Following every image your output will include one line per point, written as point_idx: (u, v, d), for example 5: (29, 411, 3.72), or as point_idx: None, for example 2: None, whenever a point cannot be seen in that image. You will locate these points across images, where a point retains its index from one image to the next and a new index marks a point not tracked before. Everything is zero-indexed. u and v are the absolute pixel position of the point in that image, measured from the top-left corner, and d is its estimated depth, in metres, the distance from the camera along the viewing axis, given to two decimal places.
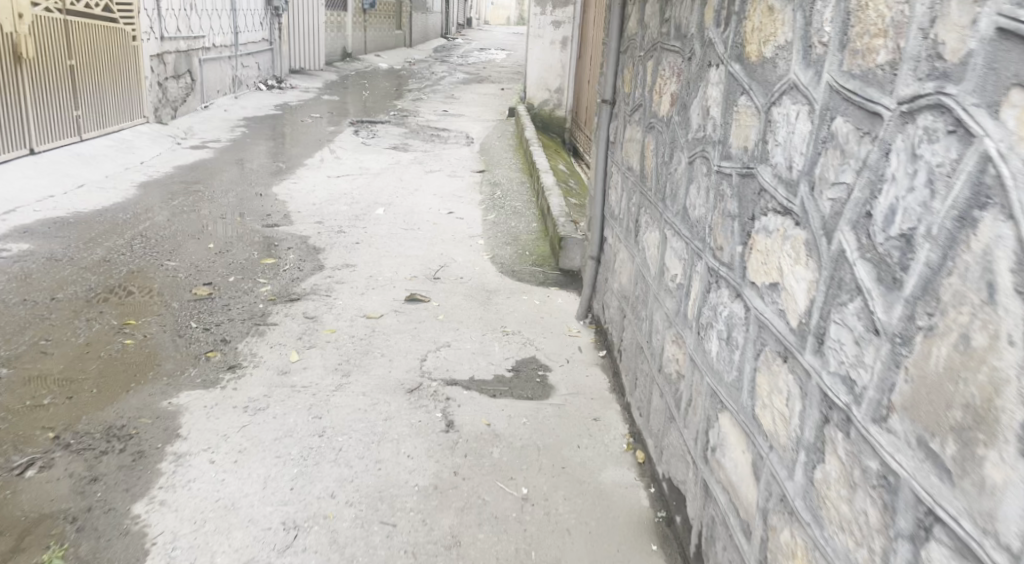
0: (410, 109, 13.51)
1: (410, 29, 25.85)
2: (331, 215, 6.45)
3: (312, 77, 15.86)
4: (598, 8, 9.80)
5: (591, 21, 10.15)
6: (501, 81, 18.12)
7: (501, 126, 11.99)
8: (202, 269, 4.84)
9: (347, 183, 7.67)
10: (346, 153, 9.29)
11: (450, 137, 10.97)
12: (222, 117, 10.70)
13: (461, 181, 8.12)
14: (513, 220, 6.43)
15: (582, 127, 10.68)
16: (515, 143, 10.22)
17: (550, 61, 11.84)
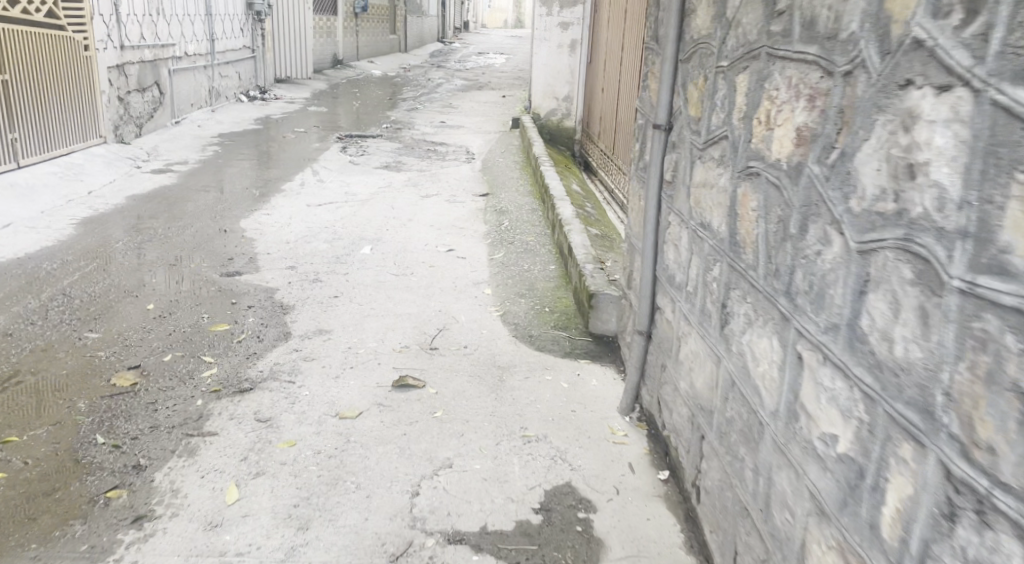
0: (404, 120, 12.46)
1: (405, 34, 24.78)
2: (307, 258, 5.40)
3: (298, 86, 14.78)
4: (612, 7, 8.81)
5: (605, 22, 9.16)
6: (502, 88, 17.12)
7: (505, 138, 10.93)
8: (131, 344, 3.79)
9: (329, 214, 6.62)
10: (332, 174, 8.25)
11: (448, 152, 9.91)
12: (196, 134, 9.67)
13: (461, 208, 7.08)
14: (526, 261, 5.38)
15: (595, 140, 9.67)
16: (522, 159, 9.19)
17: (557, 66, 10.80)
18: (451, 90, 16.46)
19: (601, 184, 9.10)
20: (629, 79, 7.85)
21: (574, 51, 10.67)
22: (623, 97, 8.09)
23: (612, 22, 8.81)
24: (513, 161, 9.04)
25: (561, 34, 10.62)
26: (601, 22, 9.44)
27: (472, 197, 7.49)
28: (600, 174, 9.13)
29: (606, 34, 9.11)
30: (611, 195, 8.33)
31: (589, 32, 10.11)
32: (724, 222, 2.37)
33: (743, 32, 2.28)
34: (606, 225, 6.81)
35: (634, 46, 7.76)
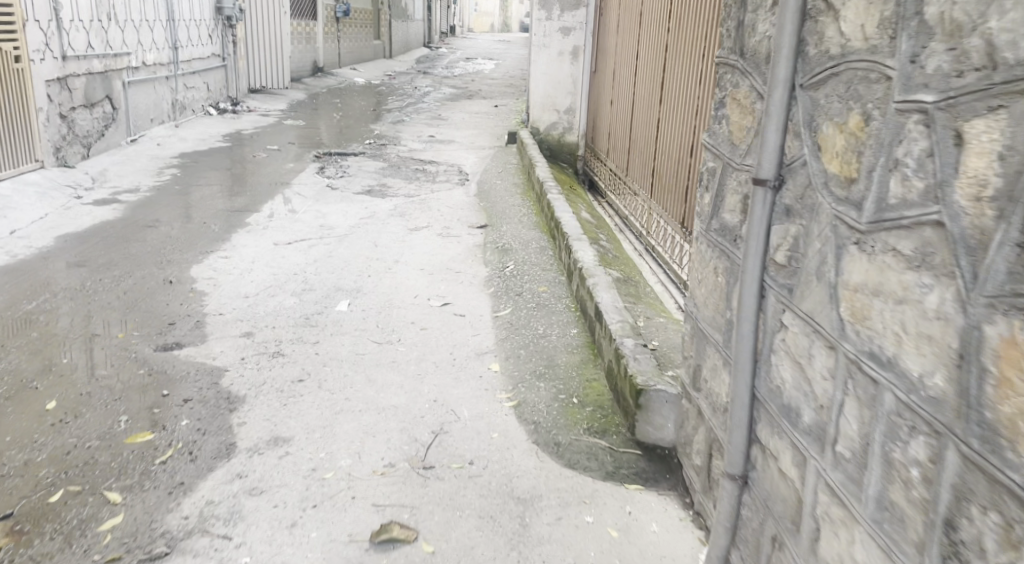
0: (390, 135, 11.45)
1: (390, 40, 23.78)
2: (268, 322, 4.36)
3: (273, 98, 13.76)
4: (625, 12, 7.87)
5: (616, 29, 8.22)
6: (493, 97, 16.16)
7: (500, 156, 9.94)
8: (9, 477, 2.76)
9: (301, 257, 5.57)
10: (308, 202, 7.24)
11: (438, 173, 8.91)
12: (154, 155, 8.66)
13: (456, 246, 6.05)
14: (540, 321, 4.38)
15: (604, 159, 8.73)
16: (522, 181, 8.20)
17: (558, 76, 9.84)
18: (439, 99, 15.45)
19: (612, 209, 8.13)
20: (648, 92, 6.90)
21: (577, 58, 9.74)
22: (640, 114, 7.14)
23: (625, 26, 7.85)
24: (514, 184, 8.06)
25: (563, 40, 9.67)
26: (612, 26, 8.49)
27: (468, 231, 6.47)
28: (612, 198, 8.17)
29: (617, 40, 8.15)
30: (627, 224, 7.36)
31: (596, 37, 9.16)
32: (942, 372, 1.39)
33: (988, 49, 1.33)
34: (625, 268, 5.83)
35: (652, 55, 6.81)
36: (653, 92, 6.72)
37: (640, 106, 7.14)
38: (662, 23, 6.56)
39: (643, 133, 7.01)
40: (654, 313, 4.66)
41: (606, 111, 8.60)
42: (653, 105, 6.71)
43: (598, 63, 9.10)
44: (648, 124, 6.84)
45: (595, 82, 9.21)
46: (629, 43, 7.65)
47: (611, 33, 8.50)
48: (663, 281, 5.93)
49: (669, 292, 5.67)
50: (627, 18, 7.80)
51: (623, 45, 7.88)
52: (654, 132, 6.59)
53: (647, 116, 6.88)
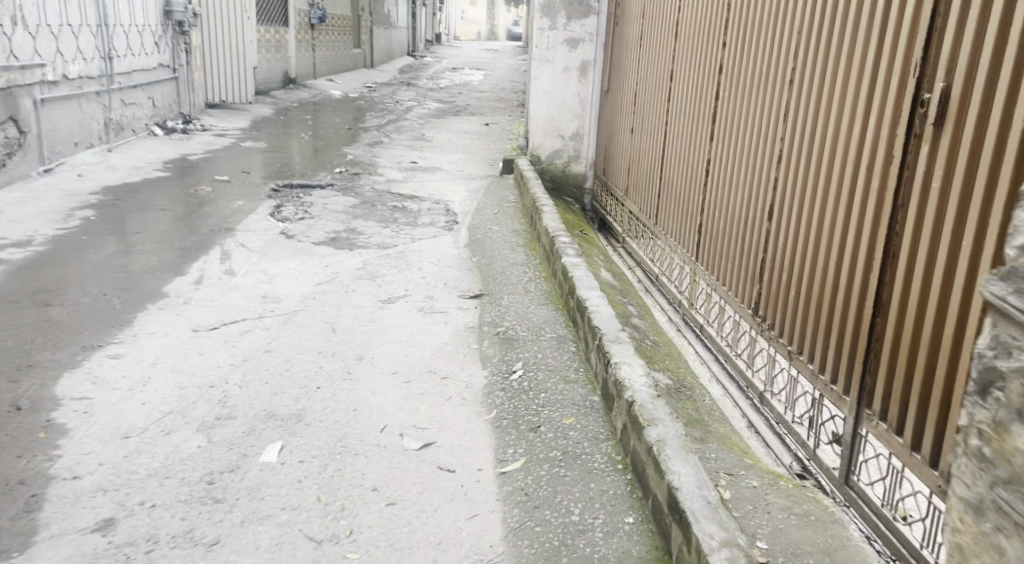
0: (365, 160, 9.97)
1: (371, 50, 22.25)
2: (148, 494, 2.82)
3: (234, 115, 12.26)
4: (655, 21, 6.33)
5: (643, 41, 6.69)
6: (484, 112, 14.72)
7: (496, 189, 8.45)
8: None
9: (224, 359, 4.02)
10: (253, 259, 5.73)
11: (420, 215, 7.42)
12: (69, 191, 7.25)
13: (441, 332, 4.52)
14: (570, 493, 2.84)
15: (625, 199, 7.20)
16: (526, 228, 6.66)
17: (564, 95, 8.44)
18: (423, 116, 13.94)
19: (638, 262, 6.59)
20: (691, 121, 5.30)
21: (589, 73, 8.36)
22: (680, 146, 5.54)
23: (657, 34, 6.26)
24: (516, 233, 6.54)
25: (568, 54, 8.30)
26: (638, 34, 6.90)
27: (458, 307, 4.95)
28: (638, 248, 6.61)
29: (646, 52, 6.56)
30: (660, 287, 5.82)
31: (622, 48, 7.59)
32: None
33: None
34: (670, 365, 4.27)
35: (697, 71, 5.20)
36: (699, 120, 5.12)
37: (680, 135, 5.54)
38: (711, 29, 4.97)
39: (682, 172, 5.42)
40: (736, 464, 3.12)
41: (630, 138, 7.02)
42: (698, 135, 5.11)
43: (622, 79, 7.52)
44: (692, 161, 5.24)
45: (618, 103, 7.65)
46: (662, 56, 6.06)
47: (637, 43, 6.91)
48: (719, 381, 4.37)
49: (731, 401, 4.12)
50: (659, 23, 6.21)
51: (654, 57, 6.31)
52: (702, 172, 4.99)
53: (691, 150, 5.27)
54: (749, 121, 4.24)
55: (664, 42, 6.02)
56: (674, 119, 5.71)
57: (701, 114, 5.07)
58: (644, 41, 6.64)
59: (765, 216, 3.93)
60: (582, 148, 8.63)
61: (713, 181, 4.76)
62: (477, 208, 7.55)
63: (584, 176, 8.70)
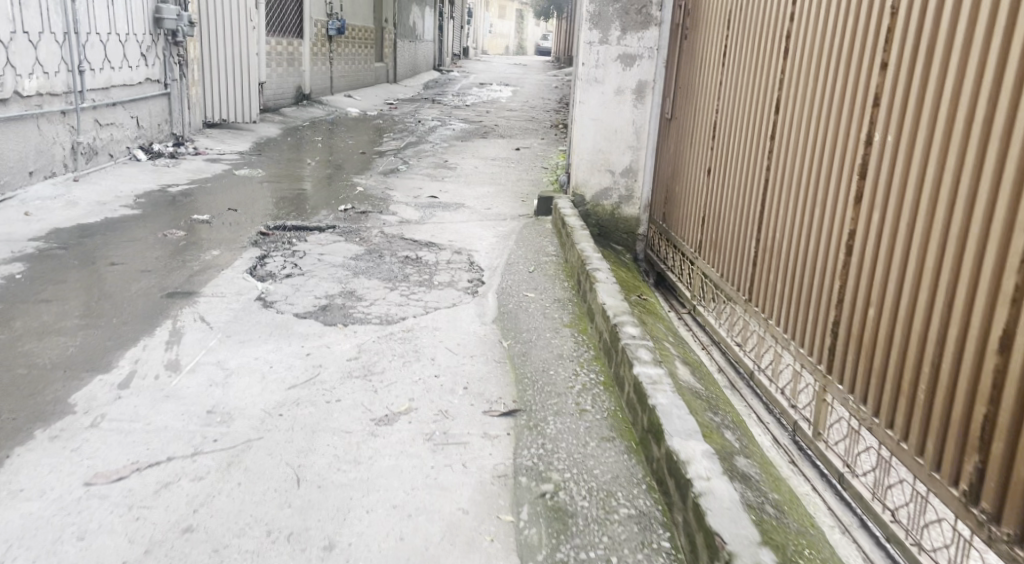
0: (376, 192, 8.51)
1: (395, 64, 20.85)
2: None
3: (235, 134, 10.83)
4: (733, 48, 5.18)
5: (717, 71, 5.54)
6: (514, 134, 13.32)
7: (531, 238, 7.00)
8: None
9: (114, 550, 2.62)
10: (210, 345, 4.28)
11: (436, 273, 6.03)
12: (6, 235, 5.88)
13: (455, 486, 3.05)
14: None
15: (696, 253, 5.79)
16: (575, 299, 5.22)
17: (616, 124, 7.06)
18: (446, 138, 12.50)
19: (722, 348, 5.10)
20: (769, 179, 4.39)
21: (647, 94, 7.00)
22: (755, 207, 4.61)
23: (723, 76, 5.41)
24: (562, 308, 5.04)
25: (620, 74, 6.95)
26: (700, 73, 6.04)
27: (481, 436, 3.47)
28: (719, 327, 5.15)
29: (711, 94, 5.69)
30: (754, 387, 4.43)
31: (679, 83, 6.58)
32: None
33: None
34: (808, 559, 2.69)
35: (776, 119, 4.34)
36: (781, 179, 4.22)
37: (755, 195, 4.62)
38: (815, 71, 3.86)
39: (761, 238, 4.47)
40: None
41: (692, 189, 6.02)
42: (781, 197, 4.20)
43: (682, 118, 6.46)
44: (773, 227, 4.29)
45: (681, 139, 6.40)
46: (732, 101, 5.19)
47: (699, 82, 6.03)
48: None
49: None
50: (728, 62, 5.34)
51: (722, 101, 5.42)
52: (789, 241, 4.05)
53: (770, 212, 4.35)
54: (869, 190, 3.28)
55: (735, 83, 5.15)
56: (746, 174, 4.80)
57: (784, 171, 4.17)
58: (710, 82, 5.78)
59: (914, 323, 2.94)
60: (636, 186, 7.21)
61: (803, 257, 3.84)
62: (509, 268, 6.06)
63: (638, 220, 7.28)
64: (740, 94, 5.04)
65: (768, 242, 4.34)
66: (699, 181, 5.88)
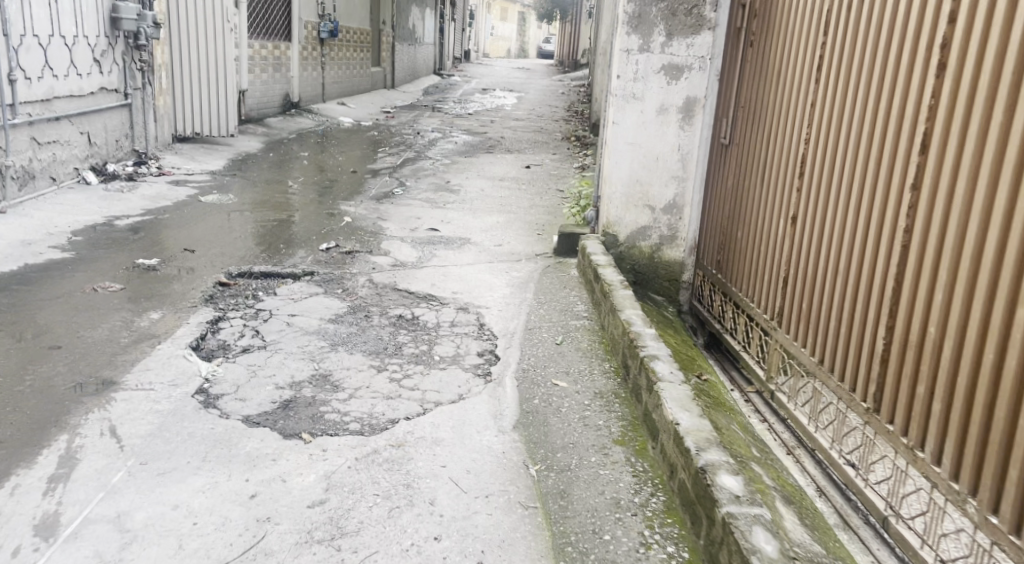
0: (366, 224, 7.20)
1: (393, 69, 19.59)
2: None
3: (209, 149, 9.50)
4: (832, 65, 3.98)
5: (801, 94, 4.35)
6: (523, 149, 12.07)
7: (553, 288, 5.68)
8: None
9: None
10: (113, 485, 2.98)
11: (437, 342, 4.77)
12: None
13: None
14: None
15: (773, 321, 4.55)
16: (623, 392, 3.93)
17: (658, 150, 5.86)
18: (448, 153, 11.20)
19: (820, 459, 3.95)
20: (893, 249, 3.27)
21: (696, 114, 5.79)
22: (862, 283, 3.50)
23: (804, 103, 4.29)
24: (609, 411, 3.72)
25: (663, 89, 5.77)
26: (763, 98, 4.92)
27: None
28: (814, 430, 3.95)
29: (784, 124, 4.56)
30: (884, 534, 3.34)
31: (733, 106, 5.41)
32: None
33: None
34: None
35: (903, 174, 3.23)
36: (920, 257, 3.10)
37: (863, 267, 3.50)
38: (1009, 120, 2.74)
39: (877, 327, 3.35)
40: None
41: (758, 239, 4.90)
42: (921, 281, 3.08)
43: (741, 148, 5.27)
44: (902, 320, 3.18)
45: (742, 172, 5.19)
46: (821, 136, 4.07)
47: (762, 109, 4.92)
48: None
49: None
50: (811, 86, 4.22)
51: (802, 134, 4.30)
52: (944, 349, 2.95)
53: (894, 298, 3.24)
54: None
55: (828, 112, 4.02)
56: (843, 234, 3.69)
57: (927, 247, 3.06)
58: (779, 109, 4.65)
59: None
60: (681, 224, 5.98)
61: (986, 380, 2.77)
62: (529, 339, 4.74)
63: (682, 265, 6.03)
64: (836, 129, 3.92)
65: (895, 335, 3.22)
66: (767, 229, 4.76)
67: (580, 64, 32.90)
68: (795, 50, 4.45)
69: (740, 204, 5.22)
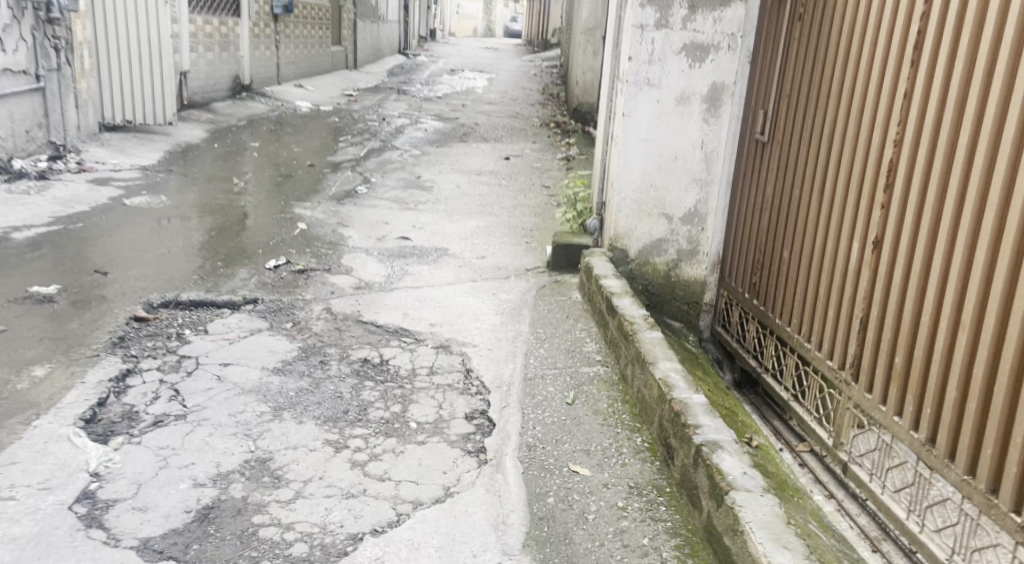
0: (323, 232, 6.11)
1: (355, 48, 18.34)
2: None
3: (142, 140, 8.30)
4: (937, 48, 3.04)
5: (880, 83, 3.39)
6: (500, 137, 11.01)
7: (553, 318, 4.62)
8: None
9: None
10: None
11: (413, 399, 3.72)
12: None
13: None
14: None
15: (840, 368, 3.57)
16: (666, 482, 2.93)
17: (677, 148, 4.84)
18: (417, 142, 10.09)
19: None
20: None
21: (723, 104, 4.78)
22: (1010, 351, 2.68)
23: (887, 95, 3.32)
24: (654, 524, 2.72)
25: (684, 74, 4.75)
26: (819, 86, 3.90)
27: None
28: (920, 532, 3.02)
29: (855, 121, 3.55)
30: None
31: (772, 96, 4.38)
32: None
33: None
34: None
35: None
36: None
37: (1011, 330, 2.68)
38: None
39: None
40: None
41: (813, 264, 3.90)
42: None
43: (785, 147, 4.25)
44: None
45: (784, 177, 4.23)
46: (926, 144, 3.07)
47: (818, 100, 3.90)
48: None
49: None
50: (906, 73, 3.20)
51: (889, 136, 3.29)
52: None
53: None
54: None
55: (937, 112, 3.02)
56: (980, 283, 2.80)
57: None
58: (849, 101, 3.64)
59: None
60: (703, 236, 4.97)
61: None
62: (530, 396, 3.69)
63: (703, 284, 5.03)
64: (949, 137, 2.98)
65: None
66: (827, 251, 3.76)
67: (550, 43, 31.81)
68: (875, 26, 3.43)
69: (786, 217, 4.21)
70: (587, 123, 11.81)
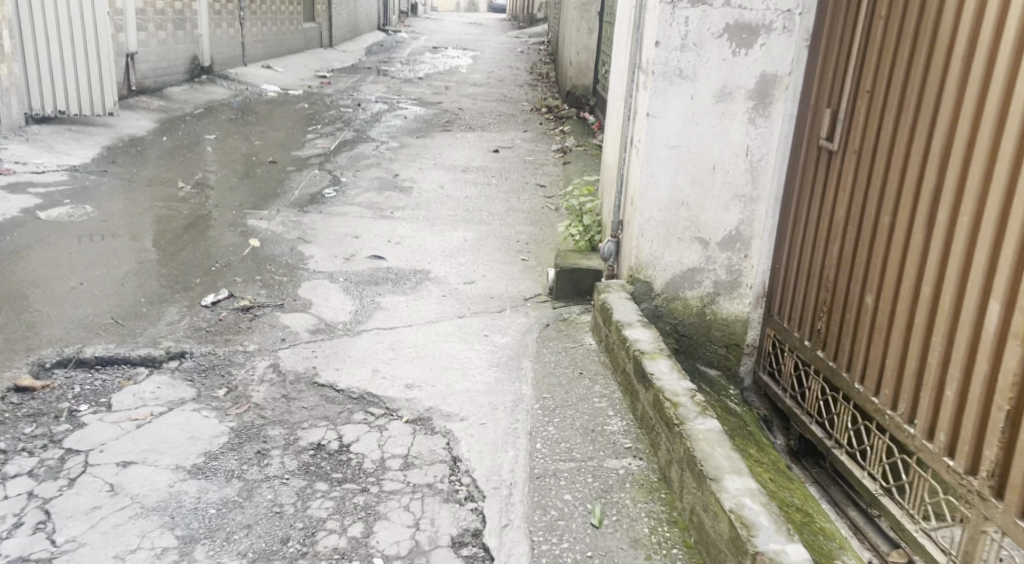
0: (279, 251, 5.10)
1: (330, 25, 17.18)
2: None
3: (77, 133, 7.22)
4: None
5: None
6: (487, 124, 9.97)
7: (564, 378, 3.62)
8: None
9: None
10: None
11: (385, 512, 2.72)
12: None
13: None
14: None
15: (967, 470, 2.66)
16: None
17: (716, 155, 3.86)
18: (395, 132, 9.05)
19: None
20: None
21: (775, 101, 3.79)
22: None
23: None
24: None
25: (724, 64, 3.76)
26: (920, 85, 2.96)
27: None
28: None
29: (991, 138, 2.64)
30: None
31: (844, 92, 3.41)
32: None
33: None
34: None
35: None
36: None
37: None
38: None
39: None
40: None
41: (903, 319, 2.97)
42: None
43: (860, 162, 3.30)
44: None
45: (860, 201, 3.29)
46: None
47: (917, 102, 2.96)
48: None
49: None
50: None
51: None
52: None
53: None
54: None
55: None
56: None
57: None
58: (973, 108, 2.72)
59: None
60: (746, 266, 4.00)
61: None
62: (540, 510, 2.72)
63: (745, 324, 4.07)
64: None
65: None
66: (934, 307, 2.83)
67: (536, 19, 30.63)
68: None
69: (865, 250, 3.24)
70: (581, 108, 10.78)
